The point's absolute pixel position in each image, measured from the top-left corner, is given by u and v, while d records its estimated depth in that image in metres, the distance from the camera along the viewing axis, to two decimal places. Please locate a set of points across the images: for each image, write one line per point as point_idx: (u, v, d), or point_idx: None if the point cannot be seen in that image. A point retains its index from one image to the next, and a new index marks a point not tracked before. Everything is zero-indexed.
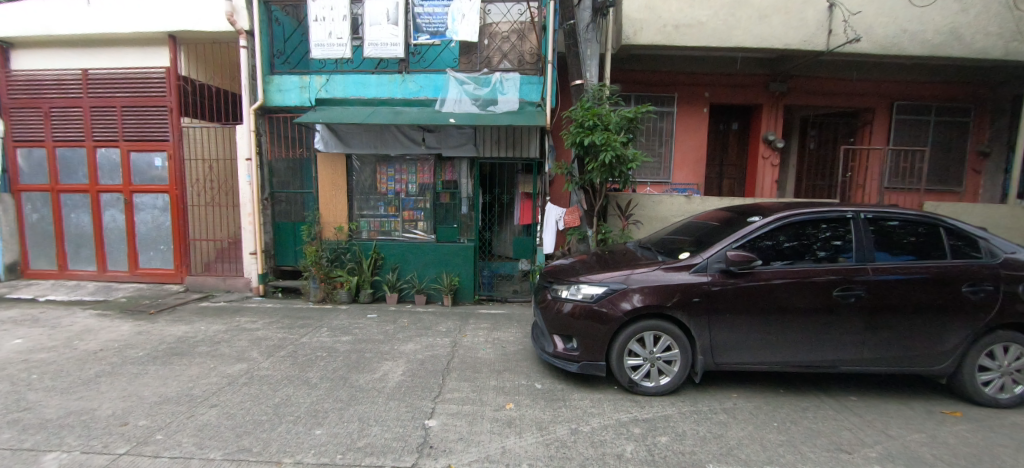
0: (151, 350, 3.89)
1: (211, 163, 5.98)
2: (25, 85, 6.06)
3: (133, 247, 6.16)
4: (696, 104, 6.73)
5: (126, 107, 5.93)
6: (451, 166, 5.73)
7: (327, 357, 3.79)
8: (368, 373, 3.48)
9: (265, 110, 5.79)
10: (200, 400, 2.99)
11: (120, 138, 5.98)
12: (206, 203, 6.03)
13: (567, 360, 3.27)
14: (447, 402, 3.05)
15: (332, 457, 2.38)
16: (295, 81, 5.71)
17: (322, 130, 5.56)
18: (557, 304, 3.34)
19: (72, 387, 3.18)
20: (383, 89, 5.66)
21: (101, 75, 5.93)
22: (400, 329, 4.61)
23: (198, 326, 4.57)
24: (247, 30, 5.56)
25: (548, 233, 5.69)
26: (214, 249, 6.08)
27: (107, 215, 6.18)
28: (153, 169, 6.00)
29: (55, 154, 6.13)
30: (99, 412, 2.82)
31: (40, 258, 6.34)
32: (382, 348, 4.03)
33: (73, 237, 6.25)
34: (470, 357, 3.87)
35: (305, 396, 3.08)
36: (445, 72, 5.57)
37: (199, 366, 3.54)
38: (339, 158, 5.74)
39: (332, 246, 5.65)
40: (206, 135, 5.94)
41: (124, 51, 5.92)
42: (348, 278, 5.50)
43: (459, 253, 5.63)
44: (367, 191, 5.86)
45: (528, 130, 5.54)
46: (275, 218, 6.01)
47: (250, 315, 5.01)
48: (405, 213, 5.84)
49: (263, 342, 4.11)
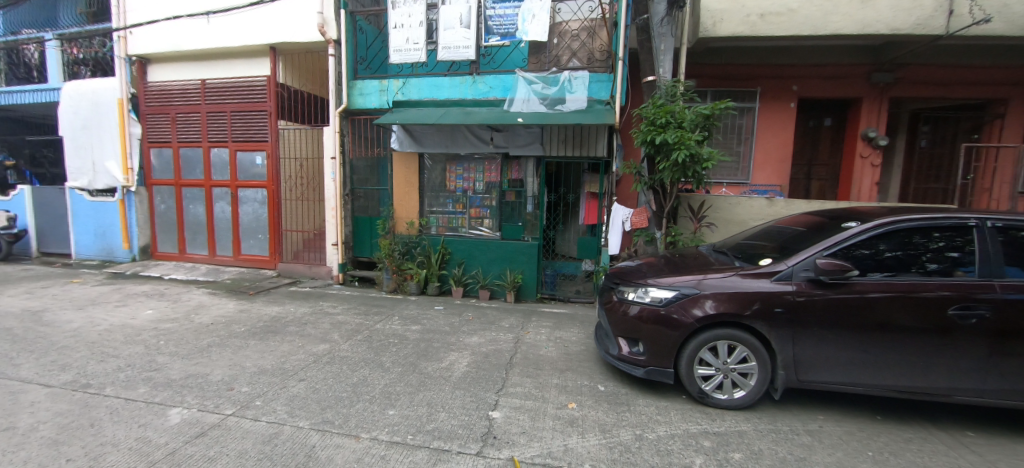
0: (251, 327, 4.38)
1: (302, 162, 6.58)
2: (158, 94, 7.09)
3: (237, 235, 6.96)
4: (783, 99, 6.21)
5: (235, 112, 6.72)
6: (518, 164, 5.80)
7: (399, 343, 4.02)
8: (436, 362, 3.64)
9: (348, 112, 6.25)
10: (290, 374, 3.31)
11: (229, 139, 6.79)
12: (296, 198, 6.65)
13: (633, 365, 3.17)
14: (511, 396, 3.10)
15: (404, 437, 2.53)
16: (375, 84, 6.10)
17: (398, 131, 5.91)
18: (623, 306, 3.27)
19: (190, 353, 3.68)
20: (455, 91, 5.85)
21: (216, 84, 6.78)
22: (465, 321, 4.76)
23: (288, 308, 5.07)
24: (335, 39, 6.03)
25: (615, 234, 5.55)
26: (302, 240, 6.69)
27: (217, 207, 7.05)
28: (255, 167, 6.73)
29: (179, 154, 7.10)
30: (211, 377, 3.24)
31: (166, 243, 7.39)
32: (449, 339, 4.19)
33: (191, 225, 7.21)
34: (533, 353, 3.90)
35: (380, 378, 3.30)
36: (514, 72, 5.64)
37: (289, 344, 3.92)
38: (412, 156, 6.06)
39: (404, 240, 5.98)
40: (298, 136, 6.56)
41: (234, 62, 6.70)
42: (418, 270, 5.79)
43: (524, 250, 5.68)
44: (437, 188, 6.11)
45: (596, 128, 5.45)
46: (354, 212, 6.48)
47: (332, 300, 5.45)
48: (472, 210, 6.02)
49: (343, 326, 4.46)
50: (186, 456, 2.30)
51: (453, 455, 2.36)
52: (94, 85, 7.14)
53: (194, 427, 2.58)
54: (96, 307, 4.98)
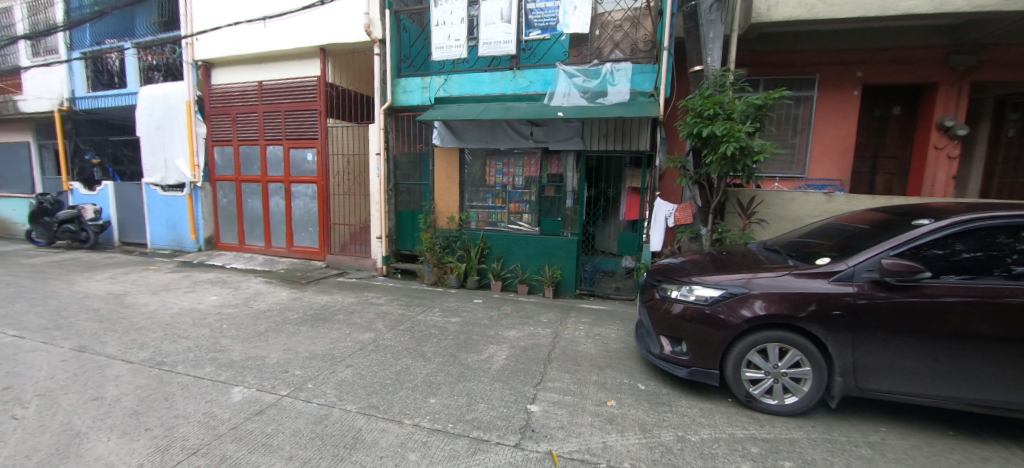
0: (302, 314, 4.63)
1: (349, 158, 6.86)
2: (221, 96, 7.60)
3: (290, 227, 7.38)
4: (845, 86, 5.78)
5: (289, 111, 7.10)
6: (557, 159, 5.76)
7: (439, 334, 4.12)
8: (475, 354, 3.71)
9: (392, 110, 6.43)
10: (338, 360, 3.48)
11: (283, 137, 7.18)
12: (344, 192, 6.95)
13: (675, 365, 3.08)
14: (549, 390, 3.10)
15: (444, 425, 2.60)
16: (418, 82, 6.23)
17: (439, 127, 6.02)
18: (665, 305, 3.17)
19: (249, 337, 3.95)
20: (495, 86, 5.86)
21: (272, 85, 7.18)
22: (504, 315, 4.81)
23: (336, 297, 5.32)
24: (380, 39, 6.21)
25: (657, 231, 5.40)
26: (349, 233, 6.99)
27: (272, 201, 7.49)
28: (306, 163, 7.10)
29: (239, 151, 7.60)
30: (267, 359, 3.46)
31: (227, 234, 7.95)
32: (488, 332, 4.25)
33: (249, 218, 7.71)
34: (572, 349, 3.88)
35: (422, 367, 3.40)
36: (554, 66, 5.57)
37: (338, 331, 4.12)
38: (453, 152, 6.17)
39: (444, 234, 6.13)
40: (345, 133, 6.84)
41: (288, 64, 7.06)
42: (458, 264, 5.90)
43: (563, 245, 5.65)
44: (477, 183, 6.18)
45: (639, 121, 5.30)
46: (397, 207, 6.68)
47: (376, 291, 5.67)
48: (511, 205, 6.03)
49: (387, 316, 4.64)
50: (247, 431, 2.49)
51: (491, 445, 2.40)
52: (165, 89, 7.76)
53: (253, 405, 2.77)
54: (168, 292, 5.45)
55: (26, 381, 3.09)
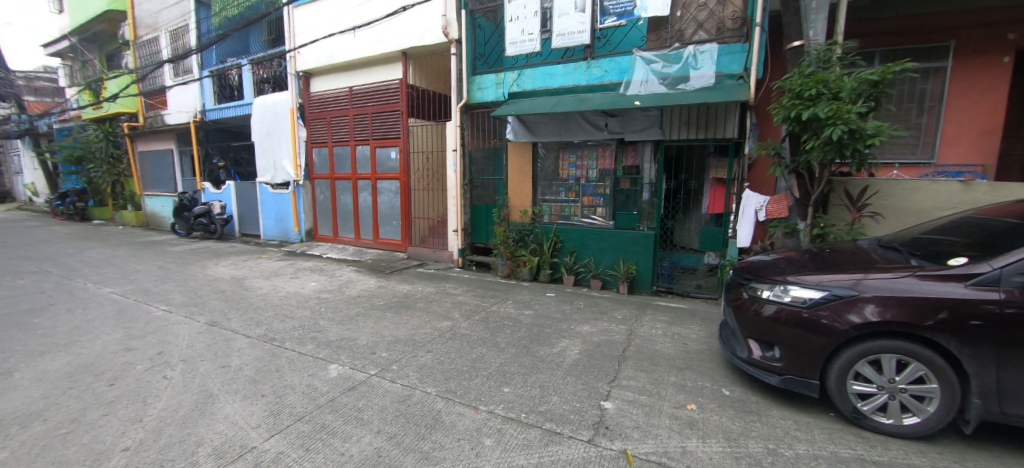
0: (387, 301, 5.00)
1: (428, 155, 7.23)
2: (319, 102, 8.42)
3: (376, 221, 7.98)
4: (991, 53, 4.82)
5: (375, 113, 7.65)
6: (634, 150, 5.54)
7: (512, 326, 4.21)
8: (548, 347, 3.72)
9: (468, 107, 6.64)
10: (419, 345, 3.71)
11: (371, 138, 7.77)
12: (423, 188, 7.35)
13: (765, 371, 2.83)
14: (624, 388, 3.02)
15: (518, 414, 2.65)
16: (492, 78, 6.35)
17: (514, 122, 6.10)
18: (755, 305, 2.91)
19: (342, 320, 4.36)
20: (569, 78, 5.78)
21: (361, 90, 7.79)
22: (576, 309, 4.77)
23: (417, 287, 5.66)
24: (457, 39, 6.45)
25: (745, 226, 4.94)
26: (428, 226, 7.39)
27: (361, 197, 8.14)
28: (390, 161, 7.62)
29: (334, 152, 8.36)
30: (358, 341, 3.79)
31: (324, 227, 8.81)
32: (561, 326, 4.24)
33: (342, 213, 8.47)
34: (648, 348, 3.74)
35: (496, 356, 3.50)
36: (631, 52, 5.34)
37: (419, 319, 4.39)
38: (526, 146, 6.20)
39: (518, 227, 6.23)
40: (425, 131, 7.21)
41: (374, 69, 7.61)
42: (531, 257, 5.97)
43: (638, 240, 5.44)
44: (551, 177, 6.15)
45: (725, 107, 4.90)
46: (473, 201, 6.90)
47: (453, 282, 5.94)
48: (585, 198, 5.93)
49: (464, 305, 4.85)
50: (342, 404, 2.75)
51: (564, 438, 2.40)
52: (274, 98, 8.77)
53: (346, 381, 3.06)
54: (277, 278, 6.19)
55: (174, 348, 3.72)
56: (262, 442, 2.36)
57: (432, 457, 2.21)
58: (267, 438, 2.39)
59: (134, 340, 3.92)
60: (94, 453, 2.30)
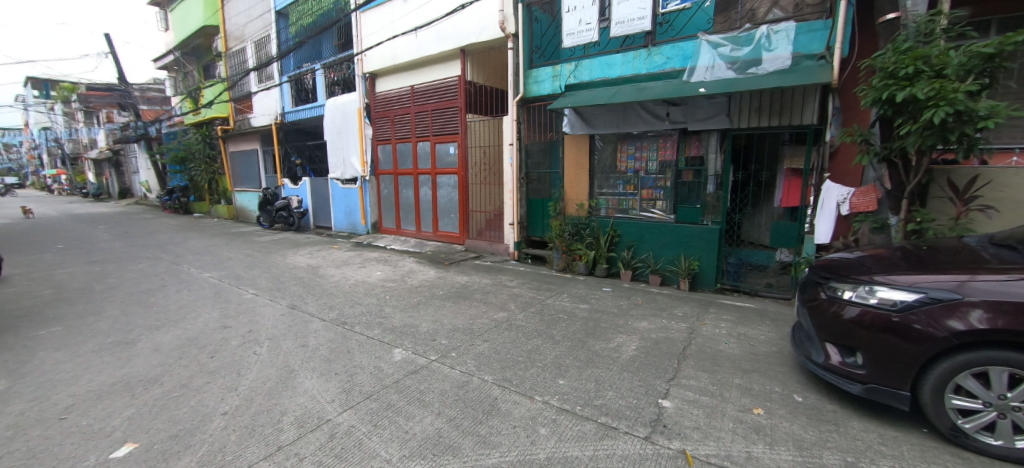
0: (446, 291, 5.20)
1: (485, 149, 7.37)
2: (383, 102, 8.88)
3: (436, 214, 8.30)
4: None
5: (435, 110, 7.93)
6: (698, 140, 5.27)
7: (568, 319, 4.21)
8: (604, 342, 3.68)
9: (525, 100, 6.67)
10: (477, 334, 3.83)
11: (431, 134, 8.07)
12: (481, 182, 7.52)
13: (845, 378, 2.60)
14: (683, 387, 2.92)
15: (572, 406, 2.66)
16: (549, 71, 6.32)
17: (571, 114, 6.05)
18: (834, 307, 2.67)
19: (405, 308, 4.61)
20: (628, 67, 5.61)
21: (422, 88, 8.10)
22: (634, 305, 4.67)
23: (474, 278, 5.83)
24: (514, 33, 6.49)
25: (824, 220, 4.54)
26: (485, 219, 7.55)
27: (422, 191, 8.50)
28: (450, 156, 7.88)
29: (397, 148, 8.79)
30: (419, 328, 4.00)
31: (388, 220, 9.31)
32: (617, 321, 4.17)
33: (404, 206, 8.90)
34: (711, 347, 3.57)
35: (551, 349, 3.53)
36: (697, 36, 5.06)
37: (476, 309, 4.53)
38: (583, 138, 6.12)
39: (574, 221, 6.19)
40: (482, 126, 7.36)
41: (434, 67, 7.87)
42: (587, 251, 5.92)
43: (701, 235, 5.19)
44: (608, 170, 6.03)
45: (803, 90, 4.51)
46: (529, 195, 6.95)
47: (509, 274, 6.04)
48: (644, 191, 5.76)
49: (519, 297, 4.93)
50: (406, 386, 2.93)
51: (620, 434, 2.38)
52: (344, 99, 9.38)
53: (410, 365, 3.25)
54: (347, 267, 6.66)
55: (261, 327, 4.15)
56: (336, 415, 2.58)
57: (488, 441, 2.30)
58: (340, 412, 2.62)
59: (229, 319, 4.43)
60: (201, 415, 2.65)
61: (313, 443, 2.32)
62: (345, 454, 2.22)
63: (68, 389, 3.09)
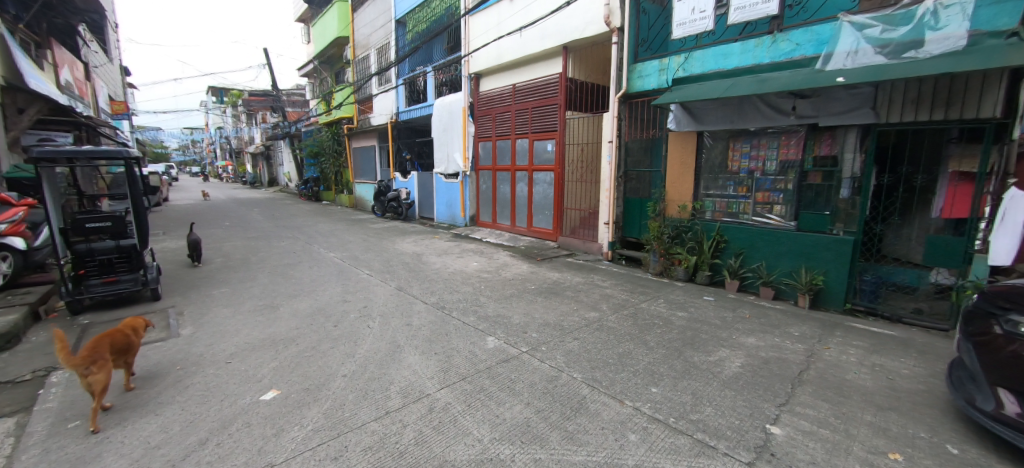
0: (537, 286, 5.29)
1: (583, 147, 7.30)
2: (486, 100, 9.29)
3: (531, 210, 8.47)
4: None
5: (534, 107, 8.08)
6: (830, 137, 4.60)
7: (663, 326, 4.01)
8: (704, 354, 3.44)
9: (627, 96, 6.44)
10: (567, 331, 3.85)
11: (530, 131, 8.25)
12: (577, 179, 7.47)
13: (1020, 432, 2.06)
14: (797, 415, 2.61)
15: (666, 417, 2.54)
16: (655, 64, 6.02)
17: (676, 110, 5.70)
18: (1013, 346, 2.16)
19: (498, 298, 4.81)
20: (748, 57, 5.10)
21: (523, 86, 8.30)
22: (740, 318, 4.26)
23: (565, 275, 5.83)
24: (619, 27, 6.30)
25: (1004, 235, 3.55)
26: (579, 217, 7.51)
27: (518, 187, 8.72)
28: (547, 153, 7.96)
29: (497, 145, 9.14)
30: (511, 319, 4.14)
31: (485, 213, 9.74)
32: (720, 334, 3.86)
33: (501, 202, 9.22)
34: (836, 375, 3.12)
35: (645, 354, 3.40)
36: (837, 17, 4.40)
37: (567, 306, 4.54)
38: (690, 135, 5.73)
39: (674, 223, 5.83)
40: (581, 123, 7.30)
41: (536, 65, 8.01)
42: (688, 256, 5.57)
43: (829, 246, 4.54)
44: (717, 170, 5.57)
45: (983, 75, 3.65)
46: (626, 194, 6.74)
47: (601, 274, 5.93)
48: (759, 194, 5.22)
49: (611, 299, 4.82)
50: (498, 373, 3.07)
51: (718, 454, 2.22)
52: (450, 99, 10.00)
53: (501, 354, 3.38)
54: (447, 256, 7.13)
55: (374, 304, 4.66)
56: (435, 391, 2.81)
57: (576, 438, 2.31)
58: (438, 389, 2.84)
59: (348, 294, 5.05)
60: (326, 374, 3.08)
61: (415, 413, 2.55)
62: (442, 427, 2.41)
63: (233, 340, 3.82)
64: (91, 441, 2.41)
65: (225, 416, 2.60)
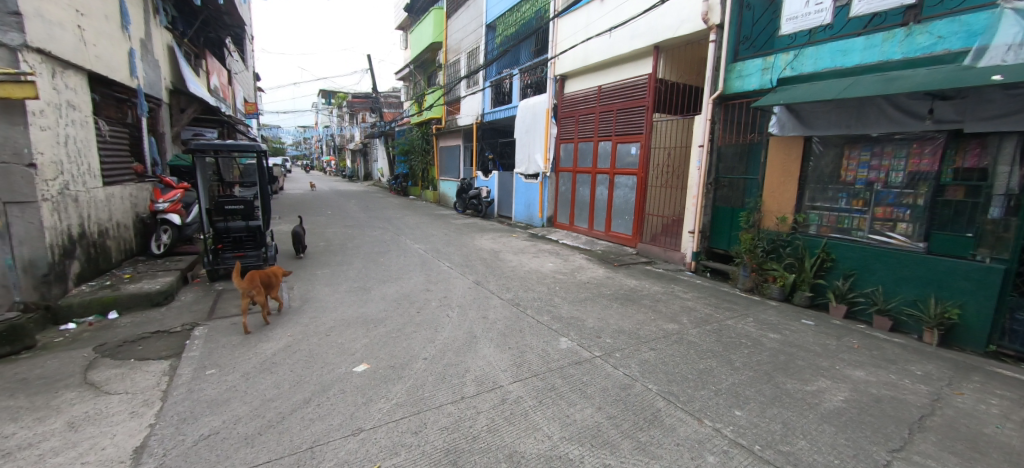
0: (613, 292, 5.17)
1: (670, 150, 6.99)
2: (570, 102, 9.30)
3: (610, 214, 8.30)
4: None
5: (620, 109, 7.92)
6: (979, 145, 3.88)
7: (752, 346, 3.70)
8: (800, 382, 3.11)
9: (723, 97, 6.05)
10: (643, 341, 3.72)
11: (614, 134, 8.10)
12: (661, 184, 7.17)
13: None
14: (914, 465, 2.26)
15: (750, 444, 2.35)
16: (758, 63, 5.57)
17: (780, 112, 5.22)
18: None
19: (573, 300, 4.79)
20: (872, 53, 4.50)
21: (609, 87, 8.18)
22: (846, 348, 3.78)
23: (643, 283, 5.62)
24: (718, 24, 5.94)
25: None
26: (661, 224, 7.20)
27: (598, 190, 8.59)
28: (630, 156, 7.75)
29: (578, 147, 9.09)
30: (585, 322, 4.11)
31: (562, 215, 9.73)
32: (820, 362, 3.46)
33: (579, 204, 9.15)
34: (970, 426, 2.64)
35: (729, 374, 3.17)
36: (996, 4, 3.70)
37: (644, 314, 4.39)
38: (796, 141, 5.20)
39: (771, 236, 5.34)
40: (670, 126, 6.98)
41: (625, 67, 7.84)
42: (785, 273, 5.08)
43: (969, 274, 3.86)
44: (826, 179, 5.00)
45: None
46: (715, 202, 6.34)
47: (683, 285, 5.63)
48: (878, 209, 4.59)
49: (693, 312, 4.55)
50: (570, 374, 3.07)
51: None
52: (535, 100, 10.15)
53: (574, 356, 3.38)
54: (522, 255, 7.26)
55: (452, 295, 4.92)
56: (507, 384, 2.89)
57: (648, 450, 2.24)
58: (511, 382, 2.92)
59: (431, 284, 5.38)
60: (409, 355, 3.32)
61: (489, 402, 2.66)
62: (513, 419, 2.48)
63: (332, 315, 4.28)
64: (223, 388, 2.87)
65: (324, 381, 2.93)
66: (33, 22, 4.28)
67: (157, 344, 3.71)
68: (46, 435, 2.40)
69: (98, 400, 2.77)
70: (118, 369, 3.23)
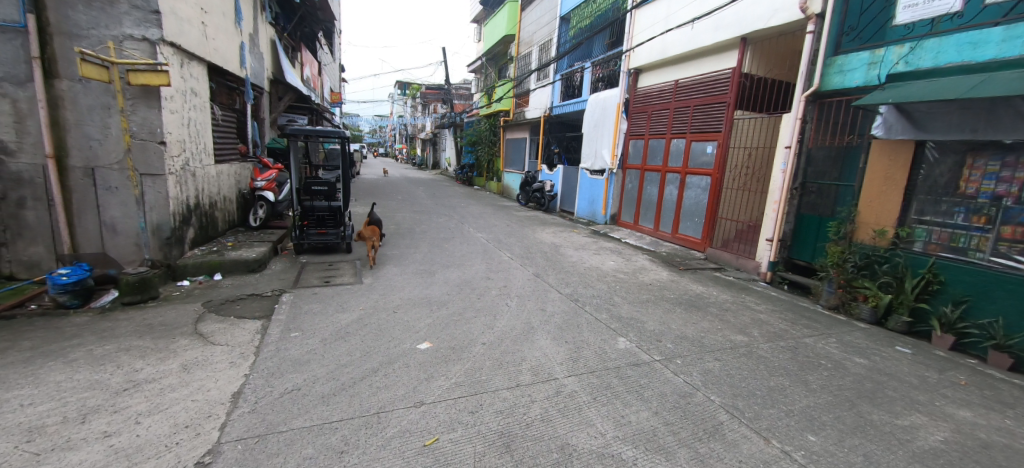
0: (676, 296, 4.97)
1: (750, 150, 6.53)
2: (643, 97, 8.98)
3: (678, 215, 7.95)
4: None
5: (698, 105, 7.51)
6: None
7: (833, 369, 3.39)
8: (889, 415, 2.79)
9: (818, 95, 5.51)
10: (707, 350, 3.55)
11: (688, 131, 7.71)
12: (738, 187, 6.73)
13: None
14: None
15: None
16: (865, 57, 5.00)
17: (888, 113, 4.64)
18: None
19: (634, 301, 4.68)
20: (1011, 46, 3.84)
21: (687, 82, 7.78)
22: (950, 384, 3.32)
23: (710, 290, 5.33)
24: (818, 13, 5.40)
25: None
26: (735, 229, 6.77)
27: (667, 190, 8.24)
28: (705, 156, 7.34)
29: (648, 143, 8.76)
30: (646, 324, 4.01)
31: (627, 214, 9.45)
32: (915, 395, 3.08)
33: (646, 203, 8.85)
34: None
35: (803, 395, 2.93)
36: None
37: (710, 323, 4.17)
38: (905, 145, 4.60)
39: (865, 250, 4.81)
40: (752, 125, 6.51)
41: (707, 60, 7.40)
42: (878, 293, 4.57)
43: None
44: (940, 191, 4.38)
45: None
46: (800, 209, 5.84)
47: (755, 296, 5.26)
48: (1006, 228, 3.94)
49: (765, 325, 4.24)
50: (627, 375, 3.02)
51: None
52: (605, 94, 9.91)
53: (632, 357, 3.31)
54: (583, 251, 7.20)
55: (512, 285, 5.02)
56: (562, 377, 2.91)
57: (706, 462, 2.15)
58: (566, 376, 2.94)
59: (491, 273, 5.51)
60: (467, 338, 3.47)
61: (543, 393, 2.70)
62: (567, 411, 2.51)
63: (399, 294, 4.55)
64: (304, 350, 3.20)
65: (391, 354, 3.15)
66: (168, 19, 4.94)
67: (251, 305, 4.21)
68: (166, 373, 2.83)
69: (206, 348, 3.21)
70: (221, 324, 3.71)
